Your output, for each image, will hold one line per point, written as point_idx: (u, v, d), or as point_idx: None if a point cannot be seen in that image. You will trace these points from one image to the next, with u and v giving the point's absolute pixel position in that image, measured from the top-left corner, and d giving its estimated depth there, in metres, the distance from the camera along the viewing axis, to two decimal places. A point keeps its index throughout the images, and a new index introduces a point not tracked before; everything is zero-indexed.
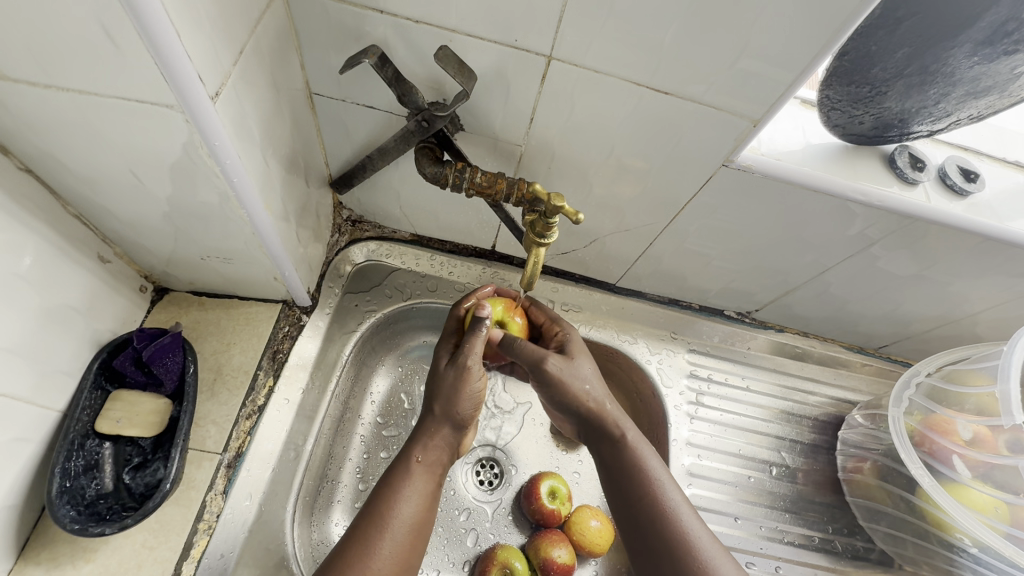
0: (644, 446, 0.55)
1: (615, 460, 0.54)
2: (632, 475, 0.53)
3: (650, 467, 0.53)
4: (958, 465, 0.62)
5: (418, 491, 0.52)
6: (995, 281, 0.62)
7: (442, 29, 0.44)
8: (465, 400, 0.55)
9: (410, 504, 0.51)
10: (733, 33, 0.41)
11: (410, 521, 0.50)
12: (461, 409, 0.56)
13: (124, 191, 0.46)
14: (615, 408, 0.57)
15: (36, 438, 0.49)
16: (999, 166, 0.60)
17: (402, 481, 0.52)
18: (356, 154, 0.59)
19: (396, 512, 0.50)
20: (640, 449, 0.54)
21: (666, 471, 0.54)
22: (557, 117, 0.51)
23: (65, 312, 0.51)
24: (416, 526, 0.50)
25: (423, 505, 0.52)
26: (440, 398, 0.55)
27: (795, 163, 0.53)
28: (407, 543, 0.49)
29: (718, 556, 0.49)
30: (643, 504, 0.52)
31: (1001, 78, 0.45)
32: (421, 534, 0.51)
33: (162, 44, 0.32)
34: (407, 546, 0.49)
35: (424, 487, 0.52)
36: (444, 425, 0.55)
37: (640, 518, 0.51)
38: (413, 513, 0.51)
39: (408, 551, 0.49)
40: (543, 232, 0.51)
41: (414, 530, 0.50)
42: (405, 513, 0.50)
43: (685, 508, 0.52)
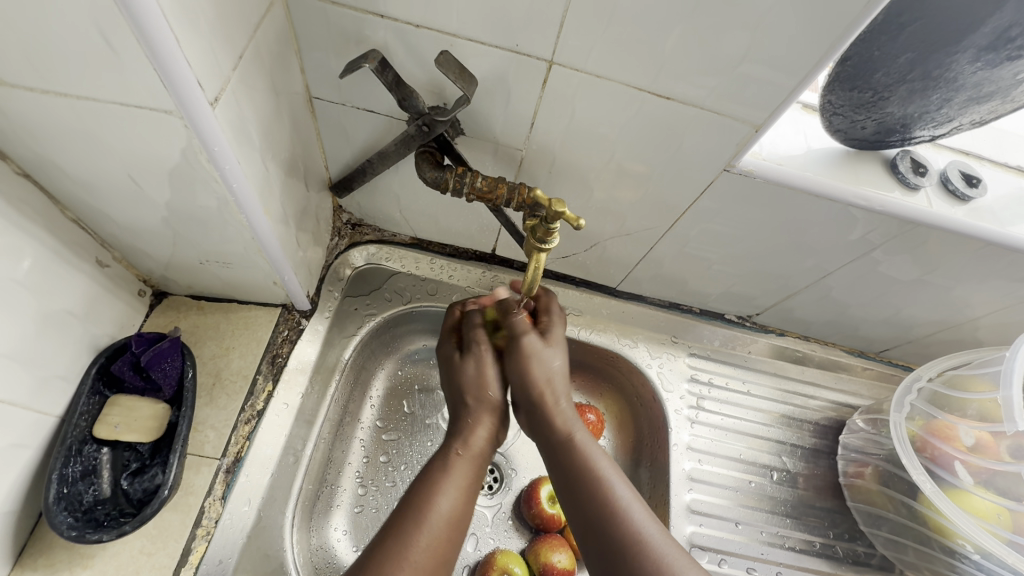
0: (589, 445, 0.55)
1: (563, 462, 0.55)
2: (581, 475, 0.53)
3: (598, 466, 0.53)
4: (960, 471, 0.62)
5: (457, 484, 0.52)
6: (997, 286, 0.62)
7: (442, 33, 0.44)
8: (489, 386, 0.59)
9: (449, 499, 0.50)
10: (736, 39, 0.41)
11: (448, 516, 0.50)
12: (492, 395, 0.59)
13: (123, 196, 0.46)
14: (568, 409, 0.58)
15: (34, 444, 0.49)
16: (1001, 171, 0.60)
17: (441, 475, 0.52)
18: (356, 157, 0.59)
19: (434, 505, 0.50)
20: (587, 449, 0.55)
21: (614, 470, 0.54)
22: (558, 121, 0.51)
23: (63, 317, 0.50)
24: (455, 520, 0.50)
25: (461, 497, 0.51)
26: (470, 390, 0.58)
27: (797, 167, 0.53)
28: (445, 538, 0.49)
29: (671, 553, 0.47)
30: (594, 501, 0.51)
31: (1003, 84, 0.45)
32: (460, 528, 0.50)
33: (161, 50, 0.31)
34: (446, 537, 0.49)
35: (461, 478, 0.52)
36: (479, 414, 0.58)
37: (589, 516, 0.50)
38: (451, 506, 0.50)
39: (446, 547, 0.49)
40: (544, 237, 0.51)
41: (453, 521, 0.50)
42: (444, 504, 0.50)
43: (635, 503, 0.51)
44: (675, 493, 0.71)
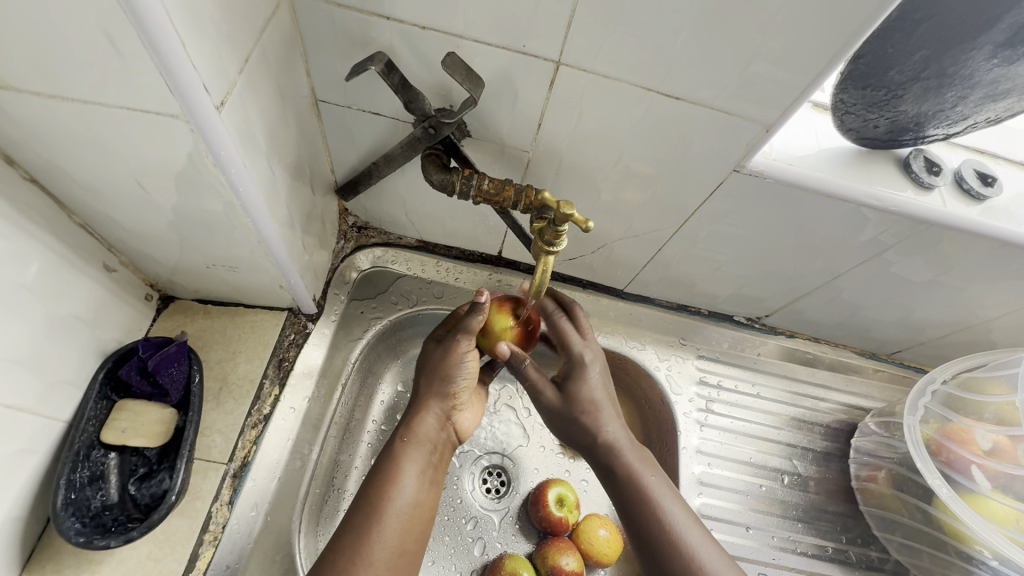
0: (636, 458, 0.56)
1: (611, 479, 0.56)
2: (630, 491, 0.55)
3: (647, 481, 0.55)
4: (977, 475, 0.61)
5: (413, 474, 0.54)
6: (1013, 287, 0.61)
7: (448, 34, 0.44)
8: (454, 371, 0.58)
9: (410, 486, 0.53)
10: (744, 39, 0.40)
11: (406, 507, 0.52)
12: (452, 381, 0.58)
13: (130, 201, 0.46)
14: (618, 430, 0.58)
15: (42, 449, 0.49)
16: (1017, 169, 0.59)
17: (395, 465, 0.54)
18: (362, 160, 0.59)
19: (391, 497, 0.51)
20: (632, 463, 0.56)
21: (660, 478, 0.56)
22: (565, 122, 0.50)
23: (70, 322, 0.50)
24: (412, 510, 0.52)
25: (417, 486, 0.53)
26: (438, 379, 0.58)
27: (808, 167, 0.52)
28: (403, 527, 0.51)
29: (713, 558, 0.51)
30: (641, 512, 0.54)
31: (1021, 80, 0.44)
32: (421, 518, 0.53)
33: (166, 54, 0.31)
34: (404, 530, 0.51)
35: (416, 468, 0.54)
36: (432, 401, 0.58)
37: (639, 526, 0.53)
38: (410, 496, 0.52)
39: (405, 536, 0.51)
40: (553, 240, 0.50)
41: (410, 512, 0.52)
42: (401, 496, 0.52)
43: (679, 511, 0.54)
44: (685, 498, 0.70)
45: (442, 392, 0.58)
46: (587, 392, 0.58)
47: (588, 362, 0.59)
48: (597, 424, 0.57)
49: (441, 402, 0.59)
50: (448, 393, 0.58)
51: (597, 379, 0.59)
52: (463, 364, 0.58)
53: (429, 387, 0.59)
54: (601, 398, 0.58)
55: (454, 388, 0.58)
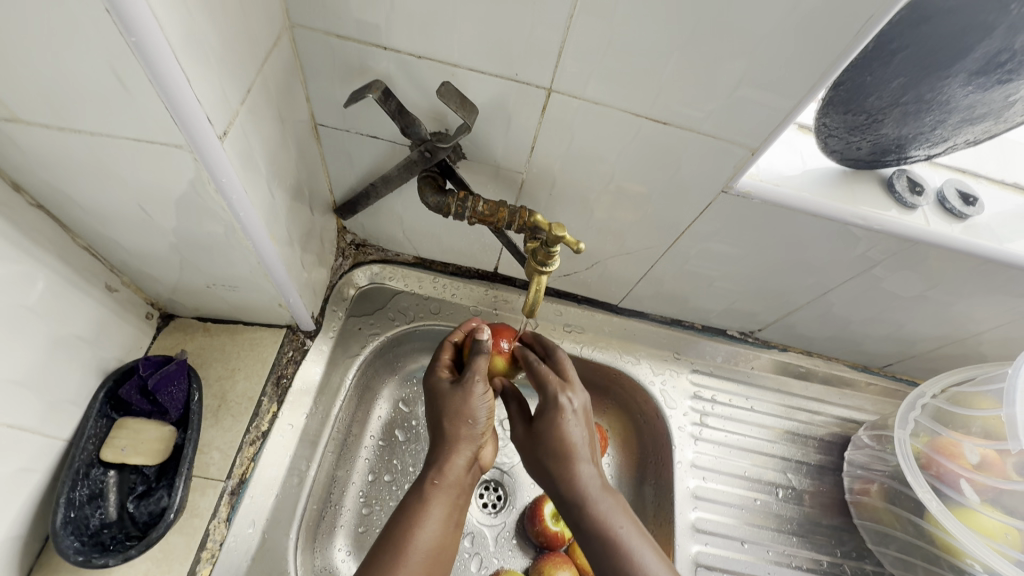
0: (608, 504, 0.51)
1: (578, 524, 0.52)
2: (599, 539, 0.50)
3: (617, 530, 0.50)
4: (966, 489, 0.61)
5: (439, 515, 0.50)
6: (998, 302, 0.63)
7: (443, 63, 0.45)
8: (472, 413, 0.55)
9: (433, 527, 0.49)
10: (728, 68, 0.42)
11: (430, 550, 0.48)
12: (471, 423, 0.55)
13: (133, 224, 0.47)
14: (589, 471, 0.53)
15: (42, 469, 0.49)
16: (998, 188, 0.61)
17: (421, 506, 0.51)
18: (360, 181, 0.60)
19: (415, 539, 0.48)
20: (604, 510, 0.51)
21: (640, 537, 0.50)
22: (558, 145, 0.52)
23: (72, 342, 0.51)
24: (435, 555, 0.48)
25: (441, 529, 0.50)
26: (453, 418, 0.55)
27: (794, 187, 0.53)
28: (424, 574, 0.47)
29: None
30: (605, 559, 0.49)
31: (996, 105, 0.45)
32: (441, 562, 0.49)
33: (173, 90, 0.33)
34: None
35: (441, 511, 0.51)
36: (461, 443, 0.54)
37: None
38: (433, 540, 0.49)
39: None
40: (545, 260, 0.51)
41: (433, 556, 0.48)
42: (425, 537, 0.48)
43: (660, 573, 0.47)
44: (680, 512, 0.70)
45: (467, 433, 0.55)
46: (558, 429, 0.54)
47: (567, 401, 0.55)
48: (570, 467, 0.52)
49: (471, 445, 0.55)
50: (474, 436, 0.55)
51: (575, 420, 0.54)
52: (479, 410, 0.55)
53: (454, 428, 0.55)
54: (573, 435, 0.54)
55: (477, 429, 0.55)
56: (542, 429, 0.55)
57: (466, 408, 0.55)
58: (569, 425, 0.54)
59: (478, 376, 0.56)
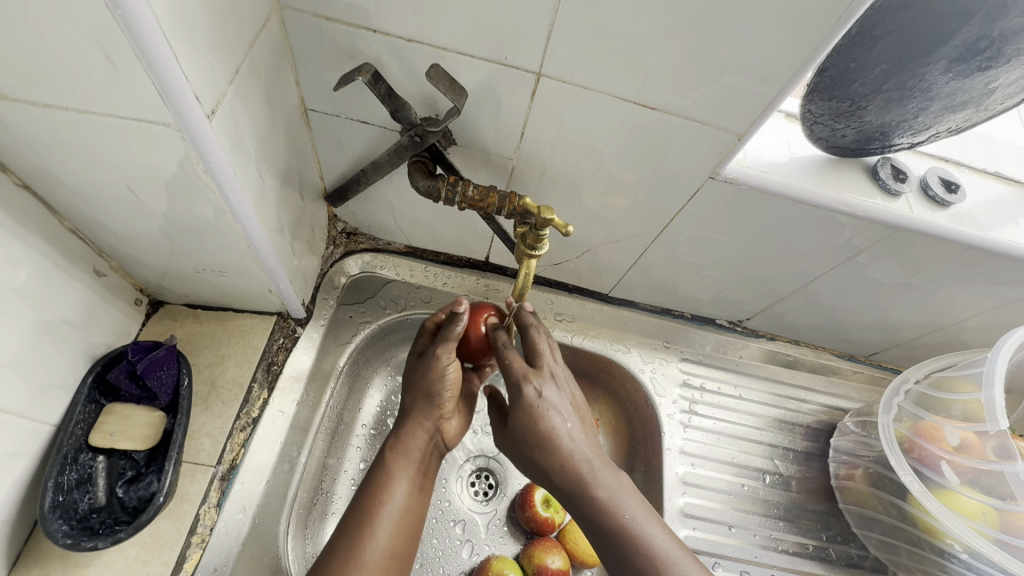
0: (605, 479, 0.53)
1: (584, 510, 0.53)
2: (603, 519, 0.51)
3: (624, 509, 0.52)
4: (946, 471, 0.62)
5: (405, 481, 0.55)
6: (981, 289, 0.64)
7: (433, 47, 0.45)
8: (437, 386, 0.58)
9: (403, 490, 0.55)
10: (714, 53, 0.42)
11: (398, 511, 0.53)
12: (433, 394, 0.58)
13: (121, 206, 0.47)
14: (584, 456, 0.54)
15: (30, 452, 0.49)
16: (981, 177, 0.62)
17: (387, 476, 0.55)
18: (351, 167, 0.60)
19: (383, 502, 0.53)
20: (607, 494, 0.52)
21: (644, 512, 0.52)
22: (548, 131, 0.52)
23: (60, 326, 0.51)
24: (404, 513, 0.54)
25: (408, 492, 0.55)
26: (420, 391, 0.58)
27: (781, 175, 0.54)
28: (395, 531, 0.52)
29: None
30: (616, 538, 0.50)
31: (977, 93, 0.46)
32: (411, 521, 0.54)
33: (159, 66, 0.33)
34: (397, 534, 0.52)
35: (406, 476, 0.55)
36: (422, 413, 0.58)
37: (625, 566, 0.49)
38: (400, 504, 0.54)
39: (398, 540, 0.52)
40: (534, 244, 0.52)
41: (403, 516, 0.54)
42: (393, 502, 0.53)
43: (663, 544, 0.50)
44: (669, 498, 0.71)
45: (429, 405, 0.58)
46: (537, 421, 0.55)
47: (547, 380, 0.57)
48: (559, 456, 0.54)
49: (428, 415, 0.58)
50: (433, 406, 0.58)
51: (558, 401, 0.57)
52: (446, 378, 0.57)
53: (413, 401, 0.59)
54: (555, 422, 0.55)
55: (438, 400, 0.58)
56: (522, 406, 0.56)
57: (432, 382, 0.58)
58: (548, 406, 0.55)
59: (444, 348, 0.58)
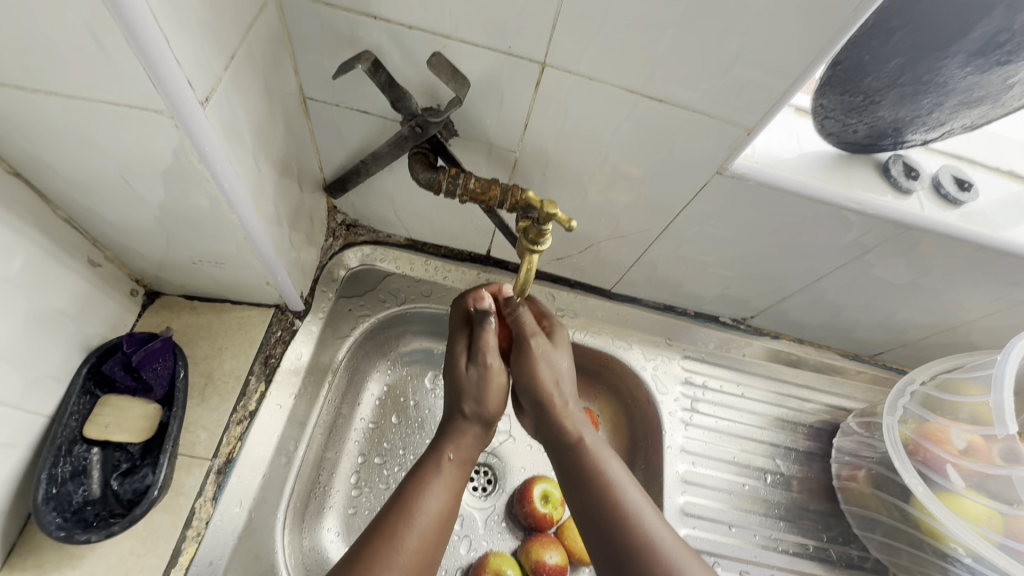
0: (620, 477, 0.54)
1: (592, 503, 0.52)
2: (585, 471, 0.54)
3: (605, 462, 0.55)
4: (952, 474, 0.62)
5: (446, 485, 0.54)
6: (990, 290, 0.62)
7: (435, 34, 0.44)
8: (491, 394, 0.59)
9: (438, 498, 0.53)
10: (725, 44, 0.41)
11: (435, 515, 0.52)
12: (491, 407, 0.59)
13: (114, 195, 0.46)
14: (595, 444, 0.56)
15: (23, 444, 0.49)
16: (993, 175, 0.60)
17: (431, 477, 0.54)
18: (351, 159, 0.59)
19: (424, 507, 0.51)
20: (592, 445, 0.56)
21: (652, 509, 0.52)
22: (551, 124, 0.51)
23: (54, 317, 0.50)
24: (439, 519, 0.52)
25: (448, 497, 0.54)
26: (469, 398, 0.59)
27: (790, 170, 0.53)
28: (429, 537, 0.51)
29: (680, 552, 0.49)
30: (618, 526, 0.50)
31: (994, 88, 0.45)
32: (446, 527, 0.53)
33: (150, 51, 0.31)
34: (432, 539, 0.51)
35: (449, 482, 0.54)
36: (475, 422, 0.59)
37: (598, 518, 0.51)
38: (438, 507, 0.52)
39: (433, 545, 0.51)
40: (536, 239, 0.51)
41: (440, 522, 0.52)
42: (432, 504, 0.52)
43: (641, 500, 0.52)
44: (670, 496, 0.71)
45: (487, 416, 0.59)
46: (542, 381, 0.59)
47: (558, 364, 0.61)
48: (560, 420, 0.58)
49: (475, 415, 0.59)
50: (490, 419, 0.59)
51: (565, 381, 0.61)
52: (499, 387, 0.60)
53: (473, 411, 0.59)
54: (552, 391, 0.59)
55: (492, 409, 0.59)
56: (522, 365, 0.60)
57: (484, 392, 0.59)
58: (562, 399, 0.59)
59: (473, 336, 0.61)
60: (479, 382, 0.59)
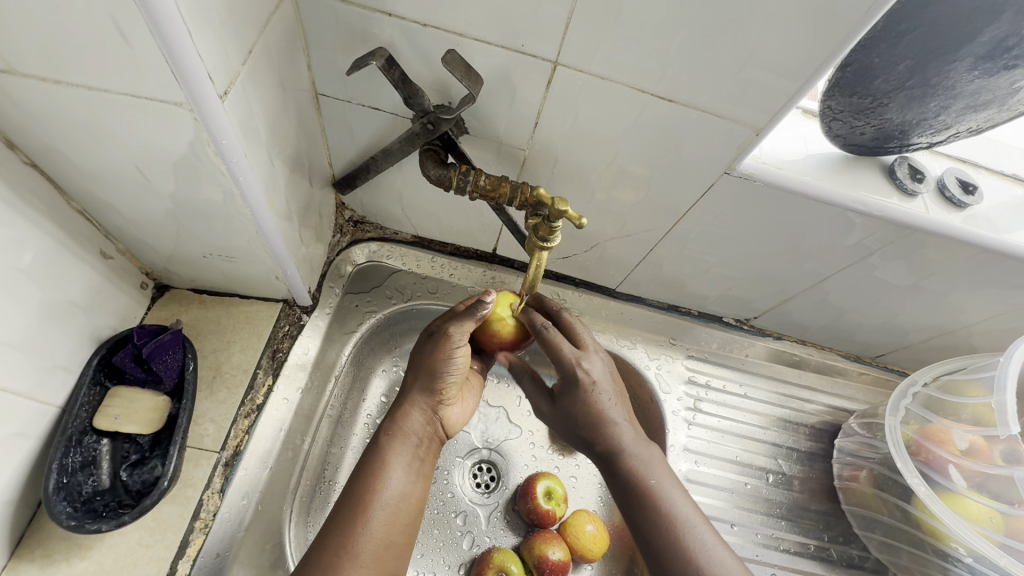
0: (670, 492, 0.53)
1: (642, 520, 0.52)
2: (632, 488, 0.53)
3: (652, 480, 0.53)
4: (954, 475, 0.62)
5: (399, 466, 0.53)
6: (994, 293, 0.63)
7: (448, 32, 0.44)
8: (440, 366, 0.55)
9: (397, 476, 0.52)
10: (734, 46, 0.41)
11: (391, 500, 0.51)
12: (438, 375, 0.56)
13: (128, 187, 0.46)
14: (640, 456, 0.54)
15: (34, 434, 0.49)
16: (997, 179, 0.61)
17: (380, 458, 0.53)
18: (361, 155, 0.60)
19: (376, 491, 0.51)
20: (638, 463, 0.54)
21: (709, 529, 0.51)
22: (561, 123, 0.51)
23: (65, 308, 0.51)
24: (397, 504, 0.51)
25: (403, 478, 0.53)
26: (427, 378, 0.57)
27: (797, 172, 0.53)
28: (389, 519, 0.50)
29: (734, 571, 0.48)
30: (669, 551, 0.49)
31: (1000, 92, 0.45)
32: (407, 512, 0.52)
33: (173, 44, 0.32)
34: (390, 525, 0.50)
35: (401, 461, 0.53)
36: (420, 394, 0.57)
37: (647, 534, 0.51)
38: (398, 489, 0.52)
39: (393, 528, 0.50)
40: (547, 236, 0.51)
41: (395, 507, 0.51)
42: (386, 490, 0.51)
43: (692, 516, 0.51)
44: None
45: (429, 384, 0.57)
46: (587, 401, 0.55)
47: (585, 371, 0.55)
48: (607, 433, 0.55)
49: (427, 395, 0.57)
50: (433, 386, 0.57)
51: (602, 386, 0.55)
52: (455, 361, 0.56)
53: (417, 379, 0.58)
54: (605, 404, 0.55)
55: (440, 381, 0.56)
56: (564, 400, 0.56)
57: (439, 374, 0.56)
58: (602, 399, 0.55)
59: (459, 331, 0.56)
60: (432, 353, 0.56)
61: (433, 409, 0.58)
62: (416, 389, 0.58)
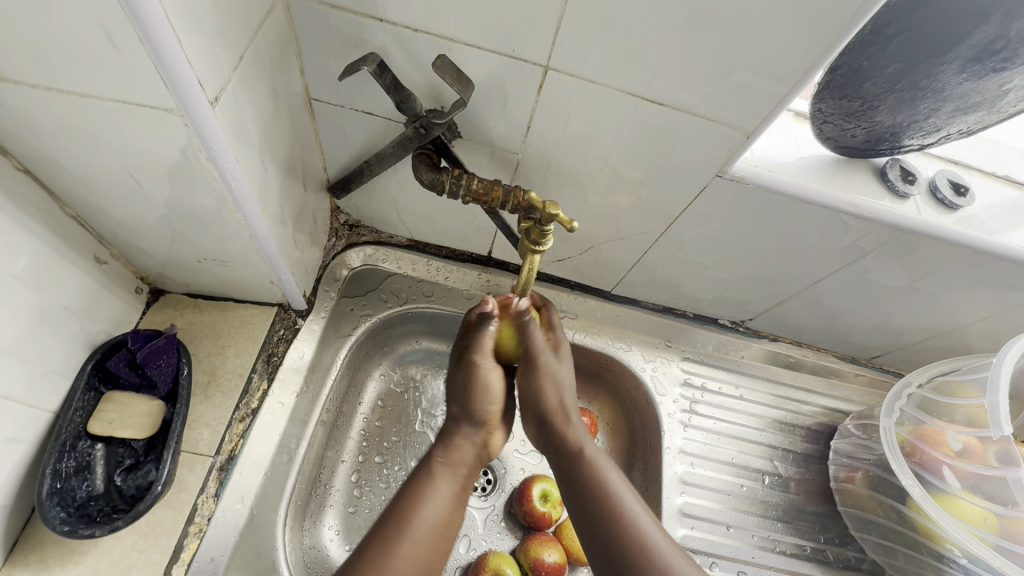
0: (659, 540, 0.53)
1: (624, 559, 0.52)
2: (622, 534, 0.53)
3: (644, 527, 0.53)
4: (948, 476, 0.62)
5: (446, 492, 0.54)
6: (988, 294, 0.63)
7: (439, 37, 0.45)
8: (481, 396, 0.59)
9: (437, 506, 0.53)
10: (723, 50, 0.42)
11: (436, 525, 0.52)
12: (480, 407, 0.59)
13: (122, 193, 0.46)
14: (632, 501, 0.55)
15: (28, 439, 0.49)
16: (990, 180, 0.61)
17: (429, 482, 0.54)
18: (354, 159, 0.60)
19: (421, 512, 0.52)
20: (632, 508, 0.55)
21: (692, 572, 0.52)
22: (553, 126, 0.52)
23: (59, 313, 0.51)
24: (441, 528, 0.53)
25: (448, 505, 0.54)
26: (467, 403, 0.59)
27: (789, 174, 0.53)
28: (431, 544, 0.51)
29: None
30: None
31: (990, 94, 0.45)
32: (446, 538, 0.53)
33: (162, 51, 0.32)
34: (430, 547, 0.51)
35: (448, 489, 0.55)
36: (469, 426, 0.59)
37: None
38: (439, 513, 0.53)
39: (432, 552, 0.51)
40: (539, 239, 0.52)
41: (438, 530, 0.52)
42: (431, 512, 0.52)
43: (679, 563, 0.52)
44: (668, 497, 0.71)
45: (476, 417, 0.59)
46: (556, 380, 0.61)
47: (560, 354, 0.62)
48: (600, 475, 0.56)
49: (475, 428, 0.59)
50: (480, 420, 0.59)
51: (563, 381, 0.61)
52: (490, 390, 0.59)
53: (461, 411, 0.59)
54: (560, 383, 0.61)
55: (485, 413, 0.59)
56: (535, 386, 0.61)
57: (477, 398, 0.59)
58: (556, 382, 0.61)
59: (484, 356, 0.60)
60: (468, 383, 0.59)
61: (481, 442, 0.59)
62: (457, 415, 0.60)
